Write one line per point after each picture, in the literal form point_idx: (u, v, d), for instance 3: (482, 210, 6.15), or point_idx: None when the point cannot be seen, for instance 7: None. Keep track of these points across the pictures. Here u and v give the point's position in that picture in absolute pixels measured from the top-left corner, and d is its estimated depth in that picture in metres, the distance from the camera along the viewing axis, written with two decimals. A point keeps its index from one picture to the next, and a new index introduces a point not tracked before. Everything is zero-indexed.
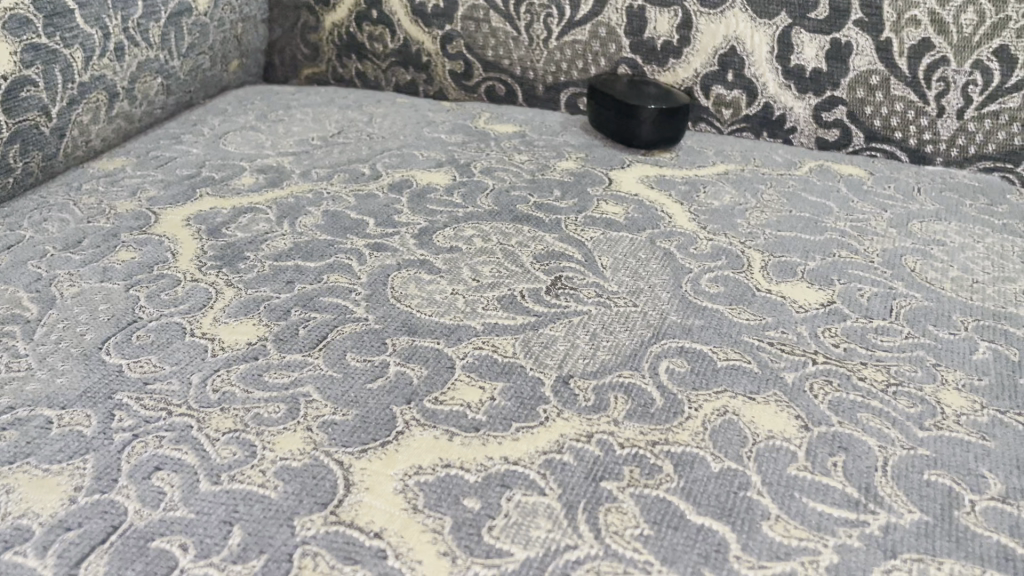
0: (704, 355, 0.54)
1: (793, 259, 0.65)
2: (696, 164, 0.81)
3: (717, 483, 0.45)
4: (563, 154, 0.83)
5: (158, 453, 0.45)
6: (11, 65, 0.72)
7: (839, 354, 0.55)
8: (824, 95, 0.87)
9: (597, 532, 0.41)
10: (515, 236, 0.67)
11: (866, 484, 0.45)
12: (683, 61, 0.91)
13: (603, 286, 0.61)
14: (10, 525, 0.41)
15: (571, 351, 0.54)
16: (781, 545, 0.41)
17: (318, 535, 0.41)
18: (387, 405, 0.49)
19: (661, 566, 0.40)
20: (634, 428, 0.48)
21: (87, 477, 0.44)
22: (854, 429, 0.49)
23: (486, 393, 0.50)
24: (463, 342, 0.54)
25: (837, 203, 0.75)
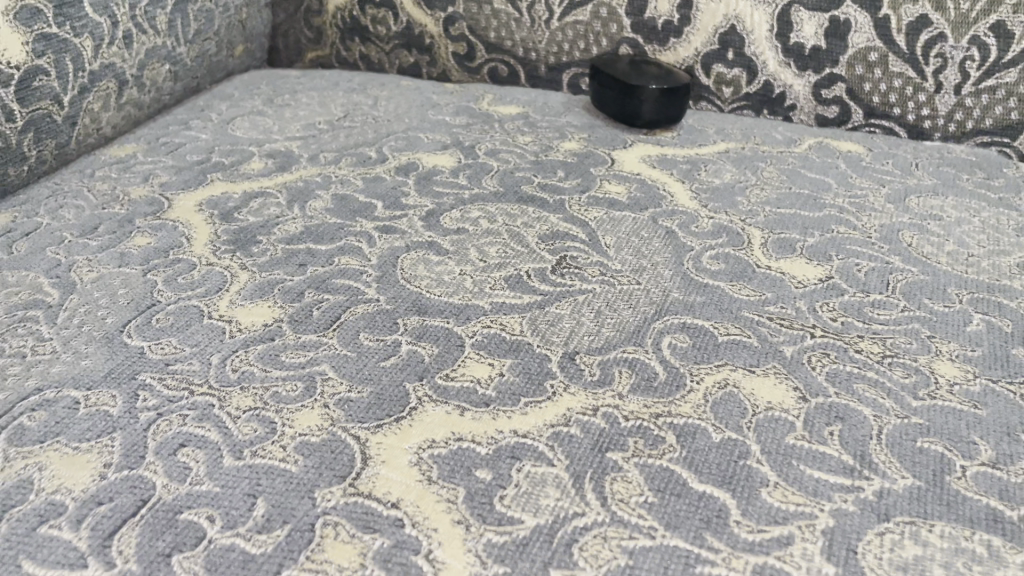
0: (705, 330, 0.56)
1: (792, 235, 0.67)
2: (697, 143, 0.82)
3: (718, 453, 0.46)
4: (565, 135, 0.84)
5: (182, 430, 0.47)
6: (23, 55, 0.74)
7: (837, 327, 0.57)
8: (824, 73, 0.88)
9: (603, 500, 0.43)
10: (520, 216, 0.69)
11: (861, 451, 0.47)
12: (683, 40, 0.92)
13: (607, 265, 0.62)
14: (44, 500, 0.43)
15: (577, 328, 0.56)
16: (779, 510, 0.43)
17: (338, 505, 0.43)
18: (401, 382, 0.51)
19: (665, 532, 0.42)
20: (638, 401, 0.50)
21: (115, 454, 0.46)
22: (850, 399, 0.51)
23: (495, 370, 0.52)
24: (472, 321, 0.56)
25: (836, 179, 0.76)
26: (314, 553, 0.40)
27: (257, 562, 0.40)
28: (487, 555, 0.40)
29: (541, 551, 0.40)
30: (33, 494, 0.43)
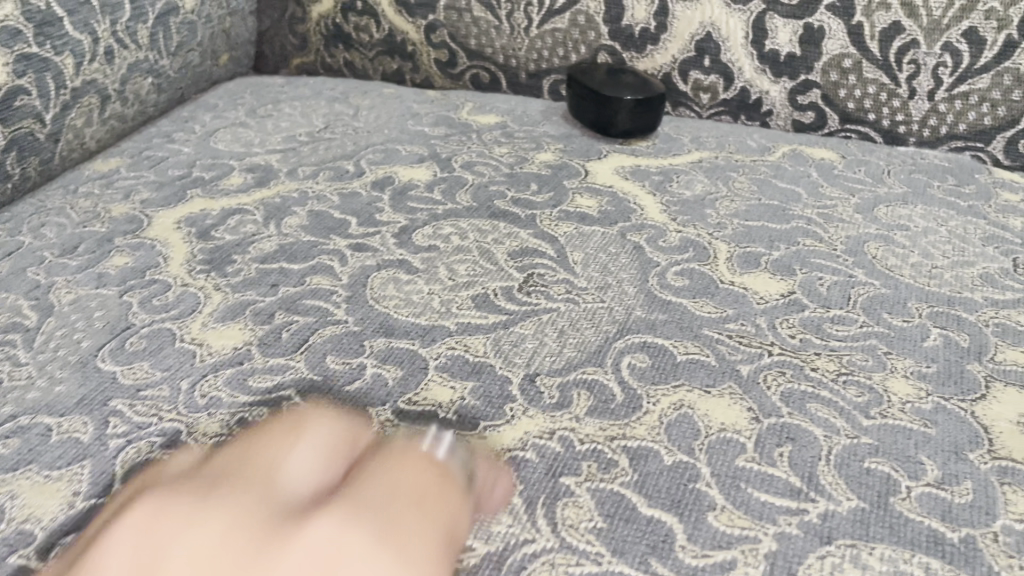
0: (664, 349, 0.57)
1: (758, 249, 0.68)
2: (671, 152, 0.83)
3: (669, 476, 0.48)
4: (541, 145, 0.85)
5: (150, 458, 0.49)
6: (3, 76, 0.74)
7: (795, 344, 0.58)
8: (799, 79, 0.89)
9: (553, 526, 0.45)
10: (491, 232, 0.70)
11: (809, 473, 0.48)
12: (660, 47, 0.93)
13: (573, 283, 0.63)
14: (14, 530, 0.45)
15: (539, 349, 0.57)
16: (724, 534, 0.45)
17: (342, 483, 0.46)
18: (364, 407, 0.52)
19: (611, 557, 0.43)
20: (593, 424, 0.51)
21: (85, 483, 0.47)
22: (803, 419, 0.52)
23: (456, 393, 0.53)
24: (437, 342, 0.58)
25: (806, 189, 0.77)
26: None
27: None
28: None
29: None
30: (4, 524, 0.45)
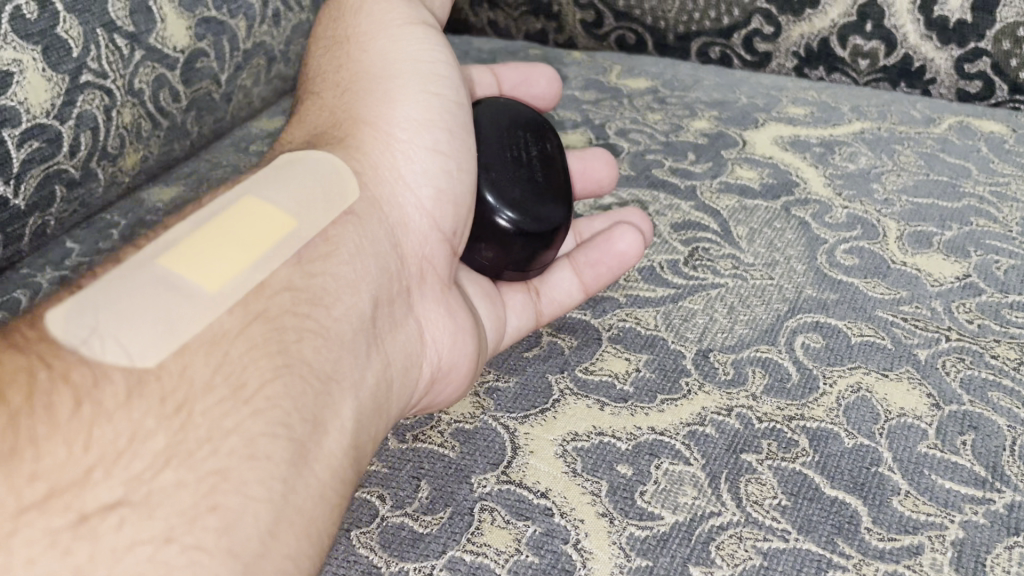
0: (838, 330, 0.57)
1: (930, 227, 0.67)
2: (831, 122, 0.81)
3: (851, 458, 0.49)
4: (695, 112, 0.84)
5: (405, 447, 0.50)
6: (187, 39, 0.75)
7: (974, 330, 0.57)
8: (968, 47, 0.85)
9: (738, 501, 0.46)
10: (652, 204, 0.71)
11: (993, 463, 0.48)
12: (820, 11, 0.89)
13: (739, 259, 0.64)
14: (380, 526, 0.46)
15: (710, 325, 0.58)
16: (910, 519, 0.45)
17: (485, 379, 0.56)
18: (544, 373, 0.55)
19: (798, 535, 0.45)
20: (771, 403, 0.52)
21: (389, 486, 0.48)
22: (984, 408, 0.52)
23: (631, 364, 0.55)
24: (608, 314, 0.59)
25: (976, 163, 0.75)
26: (474, 536, 0.45)
27: (425, 541, 0.45)
28: (630, 548, 0.44)
29: (680, 548, 0.44)
30: (372, 522, 0.46)
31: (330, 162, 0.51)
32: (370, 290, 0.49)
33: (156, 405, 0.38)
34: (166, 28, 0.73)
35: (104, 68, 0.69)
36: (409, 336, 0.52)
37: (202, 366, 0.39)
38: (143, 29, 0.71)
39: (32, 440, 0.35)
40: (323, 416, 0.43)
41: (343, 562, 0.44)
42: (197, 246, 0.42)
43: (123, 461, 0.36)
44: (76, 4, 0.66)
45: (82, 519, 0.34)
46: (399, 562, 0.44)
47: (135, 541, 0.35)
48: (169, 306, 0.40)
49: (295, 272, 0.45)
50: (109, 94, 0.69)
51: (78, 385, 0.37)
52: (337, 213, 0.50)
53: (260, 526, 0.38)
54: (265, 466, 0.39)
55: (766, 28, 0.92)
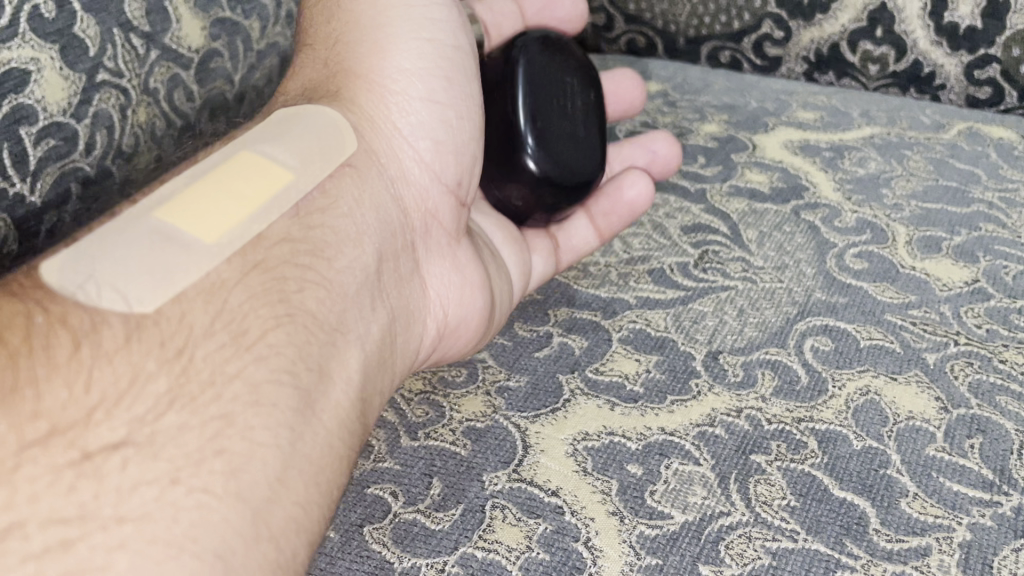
0: (847, 334, 0.57)
1: (939, 233, 0.67)
2: (840, 127, 0.82)
3: (859, 460, 0.49)
4: (706, 116, 0.85)
5: (416, 445, 0.51)
6: (201, 39, 0.76)
7: (982, 335, 0.57)
8: (978, 53, 0.85)
9: (747, 502, 0.47)
10: (662, 207, 0.72)
11: (1001, 466, 0.49)
12: (830, 16, 0.89)
13: (748, 261, 0.64)
14: (393, 523, 0.46)
15: (720, 327, 0.58)
16: (918, 521, 0.46)
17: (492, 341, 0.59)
18: (554, 373, 0.55)
19: (807, 536, 0.45)
20: (780, 405, 0.52)
21: (402, 484, 0.48)
22: (993, 412, 0.52)
23: (642, 365, 0.55)
24: (618, 315, 0.60)
25: (986, 170, 0.75)
26: (486, 532, 0.45)
27: (436, 537, 0.45)
28: (640, 547, 0.44)
29: (690, 547, 0.44)
30: (384, 519, 0.46)
31: (327, 118, 0.53)
32: (372, 244, 0.51)
33: (156, 349, 0.39)
34: (181, 28, 0.74)
35: (120, 67, 0.69)
36: (415, 291, 0.55)
37: (201, 313, 0.41)
38: (159, 29, 0.72)
39: (32, 380, 0.37)
40: (328, 366, 0.45)
41: (356, 557, 0.45)
42: (195, 196, 0.44)
43: (124, 404, 0.38)
44: (93, 3, 0.67)
45: (84, 457, 0.36)
46: (411, 558, 0.44)
47: (141, 482, 0.36)
48: (166, 254, 0.41)
49: (294, 224, 0.47)
50: (124, 92, 0.70)
51: (77, 329, 0.39)
52: (335, 168, 0.51)
53: (268, 472, 0.40)
54: (270, 413, 0.41)
55: (777, 33, 0.92)
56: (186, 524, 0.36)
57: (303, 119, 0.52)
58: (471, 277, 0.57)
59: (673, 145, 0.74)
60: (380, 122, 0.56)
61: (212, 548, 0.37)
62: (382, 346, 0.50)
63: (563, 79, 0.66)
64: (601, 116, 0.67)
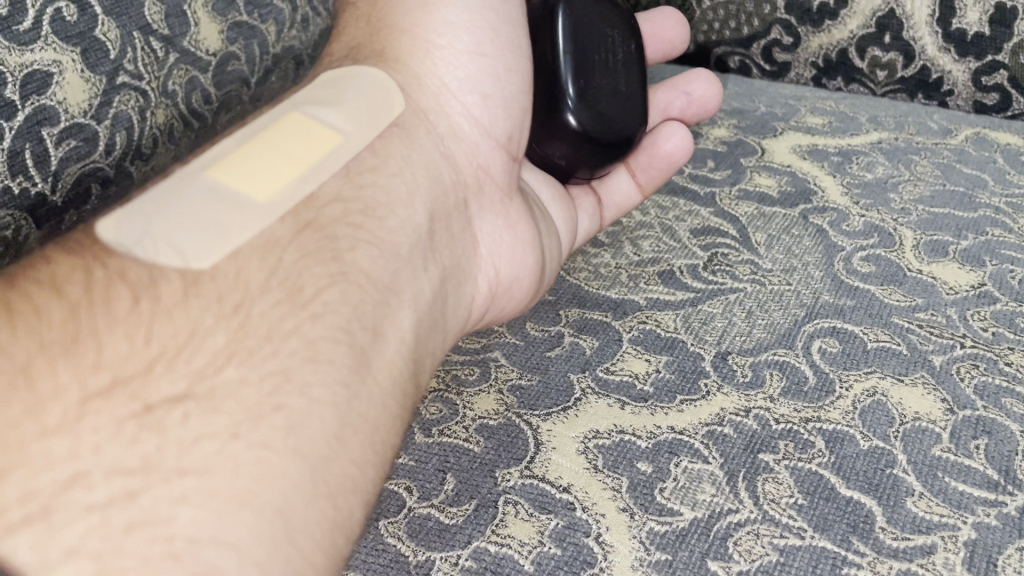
0: (855, 335, 0.58)
1: (946, 237, 0.68)
2: (848, 132, 0.83)
3: (865, 459, 0.50)
4: (715, 120, 0.86)
5: (430, 442, 0.52)
6: (218, 43, 0.77)
7: (988, 338, 0.58)
8: (985, 59, 0.86)
9: (755, 499, 0.47)
10: (671, 210, 0.72)
11: (1006, 467, 0.49)
12: (839, 22, 0.90)
13: (757, 264, 0.65)
14: (408, 518, 0.47)
15: (728, 328, 0.59)
16: (924, 520, 0.46)
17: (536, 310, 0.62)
18: (565, 372, 0.56)
19: (815, 533, 0.46)
20: (788, 406, 0.53)
21: (416, 480, 0.49)
22: (998, 414, 0.53)
23: (652, 365, 0.56)
24: (628, 316, 0.61)
25: (993, 175, 0.76)
26: (499, 527, 0.46)
27: (451, 532, 0.46)
28: (651, 543, 0.45)
29: (699, 543, 0.45)
30: (399, 514, 0.47)
31: (373, 89, 0.56)
32: (420, 206, 0.54)
33: (215, 304, 0.43)
34: (199, 31, 0.75)
35: (139, 70, 0.70)
36: (465, 256, 0.58)
37: (256, 271, 0.44)
38: (178, 32, 0.73)
39: (96, 334, 0.40)
40: (381, 325, 0.48)
41: (371, 550, 0.46)
42: (245, 162, 0.47)
43: (183, 356, 0.41)
44: (114, 7, 0.69)
45: (146, 409, 0.39)
46: (426, 551, 0.45)
47: (202, 435, 0.39)
48: (221, 215, 0.44)
49: (344, 185, 0.50)
50: (144, 95, 0.71)
51: (137, 284, 0.42)
52: (380, 132, 0.54)
53: (326, 429, 0.43)
54: (326, 369, 0.44)
55: (786, 38, 0.94)
56: (249, 479, 0.39)
57: (349, 89, 0.55)
58: (516, 238, 0.61)
59: (714, 83, 0.78)
60: (424, 90, 0.59)
61: (272, 503, 0.40)
62: (431, 305, 0.53)
63: (604, 35, 0.68)
64: (641, 70, 0.70)
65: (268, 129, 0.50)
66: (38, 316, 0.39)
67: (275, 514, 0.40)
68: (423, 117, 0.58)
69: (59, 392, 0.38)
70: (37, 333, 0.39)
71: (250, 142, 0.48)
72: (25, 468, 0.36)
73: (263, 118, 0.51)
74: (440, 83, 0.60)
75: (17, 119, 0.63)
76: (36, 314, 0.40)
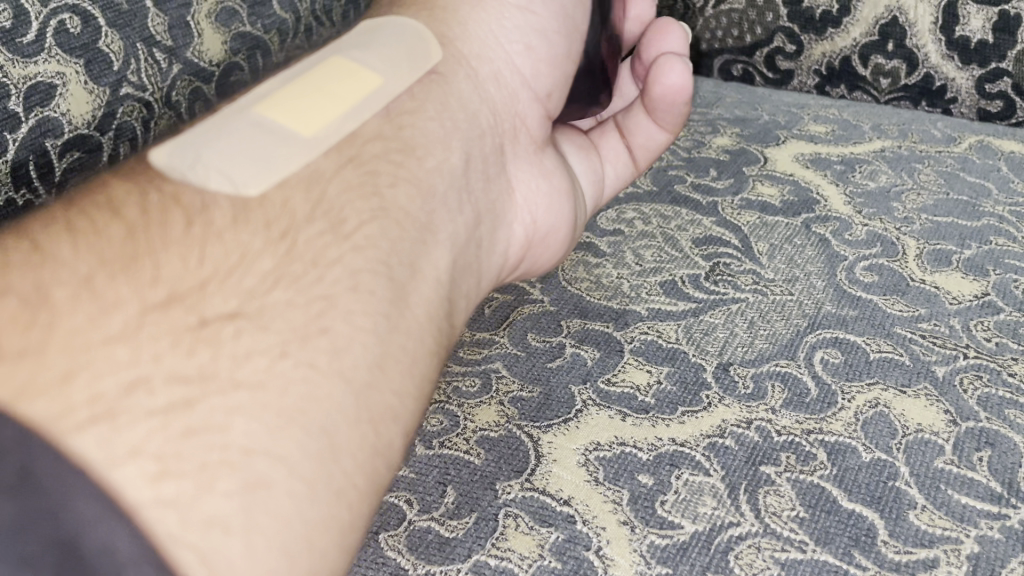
0: (857, 346, 0.58)
1: (949, 246, 0.68)
2: (851, 140, 0.82)
3: (868, 472, 0.49)
4: (717, 129, 0.86)
5: (430, 455, 0.52)
6: (222, 54, 0.77)
7: (991, 348, 0.58)
8: (988, 67, 0.86)
9: (757, 512, 0.47)
10: (674, 219, 0.72)
11: (1009, 479, 0.49)
12: (841, 30, 0.91)
13: (759, 274, 0.65)
14: (407, 532, 0.47)
15: (730, 339, 0.59)
16: (926, 533, 0.46)
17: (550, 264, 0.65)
18: (567, 384, 0.56)
19: (816, 547, 0.45)
20: (790, 417, 0.53)
21: (415, 494, 0.49)
22: (1002, 425, 0.52)
23: (653, 376, 0.56)
24: (630, 326, 0.61)
25: (997, 184, 0.75)
26: (499, 541, 0.46)
27: (451, 545, 0.46)
28: (651, 556, 0.45)
29: (700, 557, 0.45)
30: (399, 527, 0.47)
31: (416, 36, 0.57)
32: (458, 148, 0.54)
33: (263, 230, 0.43)
34: (203, 42, 0.75)
35: (143, 81, 0.71)
36: (506, 206, 0.59)
37: (301, 202, 0.45)
38: (180, 43, 0.73)
39: (151, 251, 0.40)
40: (417, 261, 0.48)
41: (372, 563, 0.46)
42: (291, 100, 0.49)
43: (234, 277, 0.41)
44: (118, 19, 0.69)
45: (201, 323, 0.39)
46: (425, 565, 0.45)
47: (253, 351, 0.39)
48: (270, 148, 0.46)
49: (385, 125, 0.51)
50: (147, 106, 0.71)
51: (190, 209, 0.42)
52: (421, 75, 0.55)
53: (369, 358, 0.43)
54: (367, 299, 0.44)
55: (788, 46, 0.94)
56: (296, 396, 0.39)
57: (391, 35, 0.56)
58: (550, 188, 0.62)
59: None
60: (468, 36, 0.60)
61: (320, 422, 0.40)
62: (468, 246, 0.54)
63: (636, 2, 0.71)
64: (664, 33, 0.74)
65: (313, 69, 0.51)
66: (96, 234, 0.40)
67: (325, 435, 0.40)
68: (465, 63, 0.59)
69: (119, 302, 0.38)
70: (97, 249, 0.39)
71: (297, 79, 0.50)
72: (86, 371, 0.36)
73: (307, 60, 0.53)
74: (484, 32, 0.60)
75: (21, 131, 0.63)
76: (94, 231, 0.40)
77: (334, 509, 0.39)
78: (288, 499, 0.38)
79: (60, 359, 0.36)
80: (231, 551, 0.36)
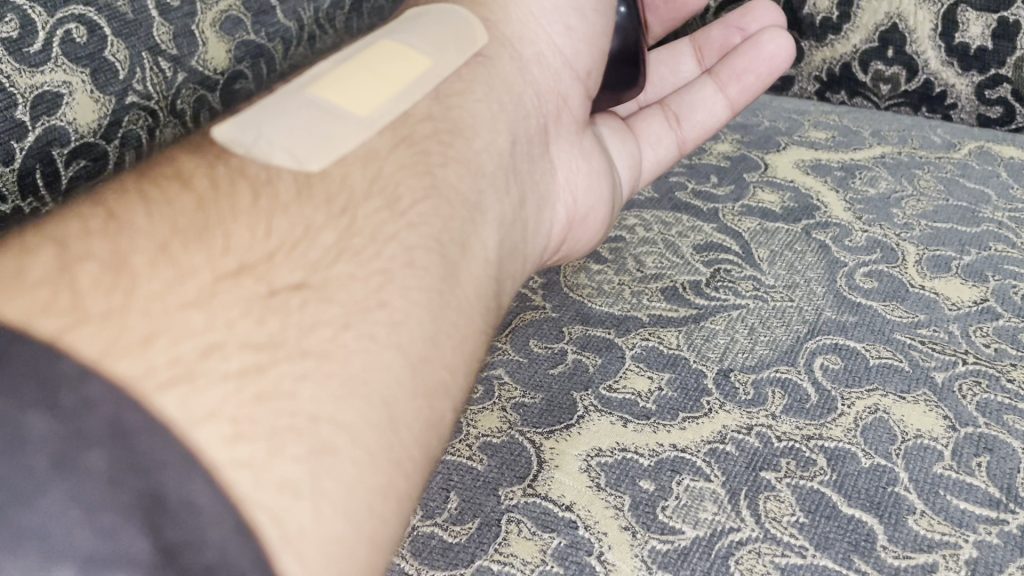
0: (856, 352, 0.59)
1: (949, 252, 0.68)
2: (850, 146, 0.83)
3: (868, 478, 0.50)
4: (719, 136, 0.86)
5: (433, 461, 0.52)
6: (225, 63, 0.78)
7: (990, 355, 0.58)
8: (987, 73, 0.86)
9: (757, 517, 0.48)
10: (675, 225, 0.73)
11: (1008, 484, 0.50)
12: (841, 37, 0.92)
13: (760, 280, 0.65)
14: (411, 537, 0.48)
15: (731, 345, 0.59)
16: (924, 538, 0.47)
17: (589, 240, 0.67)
18: (569, 391, 0.56)
19: (816, 551, 0.46)
20: (790, 423, 0.53)
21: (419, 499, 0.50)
22: (1000, 431, 0.53)
23: (654, 382, 0.57)
24: (631, 332, 0.61)
25: (996, 190, 0.76)
26: (502, 546, 0.47)
27: (454, 551, 0.47)
28: (652, 561, 0.46)
29: (700, 562, 0.45)
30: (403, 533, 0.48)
31: (461, 22, 0.59)
32: (504, 130, 0.56)
33: (325, 206, 0.43)
34: (206, 51, 0.76)
35: (148, 90, 0.71)
36: (547, 187, 0.62)
37: (360, 177, 0.45)
38: (185, 52, 0.74)
39: (220, 222, 0.40)
40: (467, 241, 0.49)
41: None
42: (344, 77, 0.49)
43: (300, 250, 0.41)
44: (124, 28, 0.69)
45: (270, 293, 0.39)
46: (429, 570, 0.46)
47: (318, 322, 0.39)
48: (331, 124, 0.46)
49: (434, 105, 0.52)
50: (151, 114, 0.72)
51: (256, 182, 0.42)
52: (467, 57, 0.57)
53: (423, 332, 0.43)
54: (422, 275, 0.44)
55: None
56: (359, 366, 0.39)
57: (438, 20, 0.58)
58: (584, 172, 0.64)
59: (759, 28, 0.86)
60: (511, 18, 0.62)
61: (379, 392, 0.39)
62: (513, 226, 0.55)
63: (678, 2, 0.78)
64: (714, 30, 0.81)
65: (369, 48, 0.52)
66: (169, 203, 0.40)
67: (384, 406, 0.39)
68: (508, 44, 0.61)
69: (194, 268, 0.37)
70: (169, 217, 0.39)
71: (349, 60, 0.50)
72: (166, 334, 0.35)
73: (357, 44, 0.53)
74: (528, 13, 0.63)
75: (27, 139, 0.64)
76: (166, 201, 0.40)
77: (393, 476, 0.39)
78: (353, 467, 0.37)
79: (142, 322, 0.35)
80: (303, 514, 0.35)
